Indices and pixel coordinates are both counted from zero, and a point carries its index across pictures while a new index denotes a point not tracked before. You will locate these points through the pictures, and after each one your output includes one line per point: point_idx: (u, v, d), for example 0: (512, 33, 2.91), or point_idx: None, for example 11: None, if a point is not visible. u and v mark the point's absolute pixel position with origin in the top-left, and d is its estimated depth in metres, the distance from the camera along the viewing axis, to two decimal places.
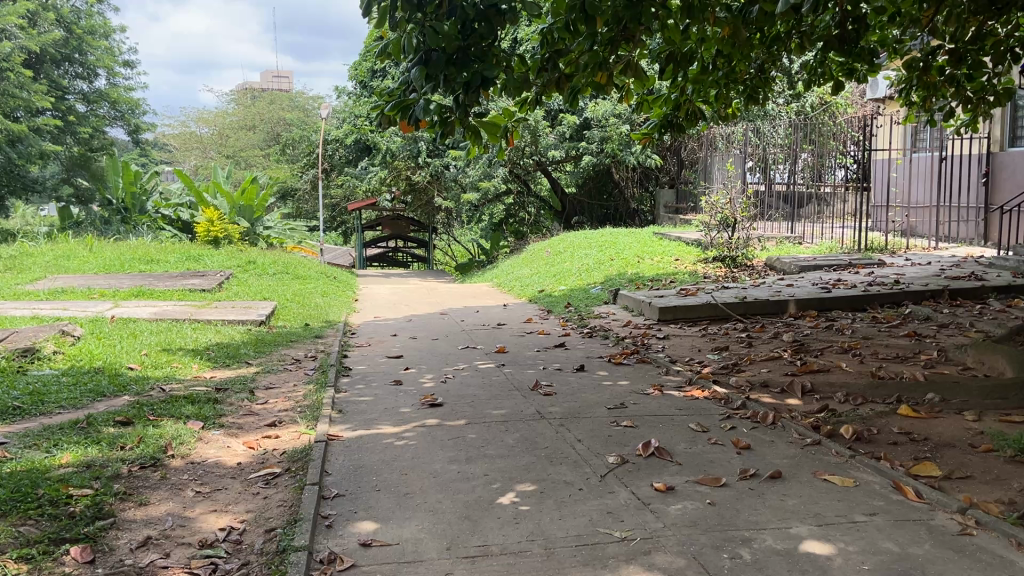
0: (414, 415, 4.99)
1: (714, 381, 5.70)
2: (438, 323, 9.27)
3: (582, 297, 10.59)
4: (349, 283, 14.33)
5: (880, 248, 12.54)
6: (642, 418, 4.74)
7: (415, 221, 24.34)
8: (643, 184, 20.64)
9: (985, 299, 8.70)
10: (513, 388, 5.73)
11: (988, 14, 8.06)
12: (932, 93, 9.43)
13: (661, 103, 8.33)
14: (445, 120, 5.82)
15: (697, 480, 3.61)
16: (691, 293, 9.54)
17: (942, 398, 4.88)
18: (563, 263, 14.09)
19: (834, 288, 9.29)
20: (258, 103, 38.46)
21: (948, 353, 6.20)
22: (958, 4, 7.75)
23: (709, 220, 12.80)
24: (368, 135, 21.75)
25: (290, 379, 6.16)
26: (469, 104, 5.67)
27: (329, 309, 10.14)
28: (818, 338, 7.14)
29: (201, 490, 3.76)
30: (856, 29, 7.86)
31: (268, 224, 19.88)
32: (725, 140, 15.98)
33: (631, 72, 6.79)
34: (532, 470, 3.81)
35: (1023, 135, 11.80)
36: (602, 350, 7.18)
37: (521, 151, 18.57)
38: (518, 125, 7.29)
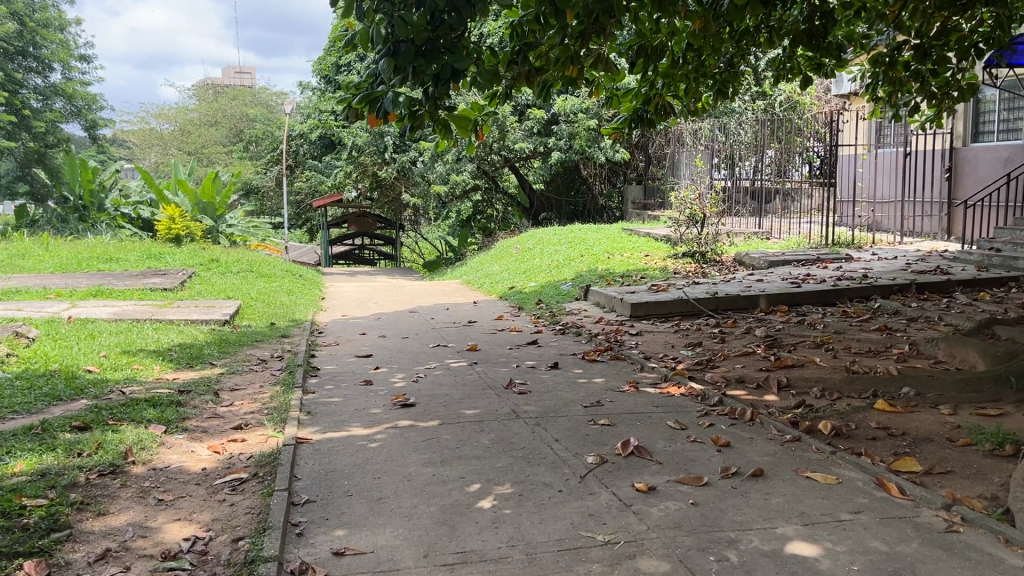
0: (385, 416, 4.85)
1: (689, 377, 5.64)
2: (407, 321, 9.12)
3: (553, 294, 10.51)
4: (316, 281, 14.09)
5: (847, 242, 12.65)
6: (619, 416, 4.65)
7: (382, 218, 24.08)
8: (612, 181, 20.67)
9: (951, 293, 8.77)
10: (486, 386, 5.61)
11: (953, 9, 8.12)
12: (898, 88, 9.51)
13: (631, 97, 8.26)
14: (416, 113, 5.71)
15: (678, 479, 3.53)
16: (662, 288, 9.50)
17: (917, 392, 4.87)
18: (532, 259, 14.00)
19: (803, 283, 9.32)
20: (221, 99, 37.83)
21: (920, 347, 6.22)
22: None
23: (678, 216, 12.80)
24: (333, 130, 21.44)
25: (256, 380, 5.98)
26: (439, 97, 5.55)
27: (295, 308, 9.95)
28: (791, 333, 7.13)
29: (164, 498, 3.60)
30: (824, 23, 7.87)
31: (231, 222, 19.56)
32: (693, 136, 16.02)
33: (602, 65, 6.73)
34: (509, 471, 3.71)
35: (985, 130, 11.94)
36: (575, 347, 7.10)
37: (489, 147, 18.45)
38: (488, 118, 7.18)
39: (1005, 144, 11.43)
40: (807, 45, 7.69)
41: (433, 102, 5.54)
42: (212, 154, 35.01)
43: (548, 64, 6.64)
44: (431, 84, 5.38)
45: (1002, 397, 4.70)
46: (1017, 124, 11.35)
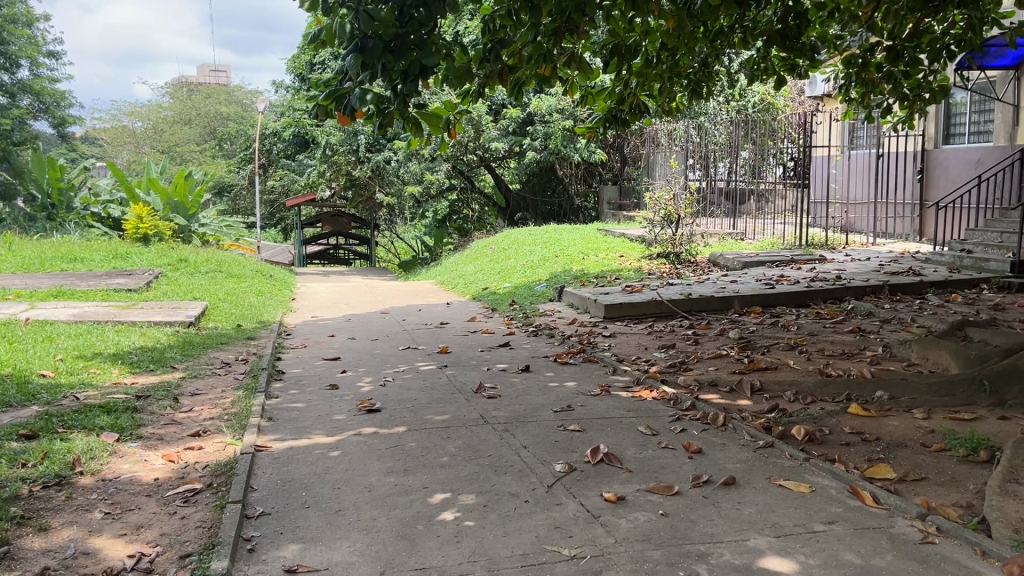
0: (350, 423, 4.71)
1: (662, 380, 5.55)
2: (378, 323, 8.97)
3: (526, 295, 10.40)
4: (287, 282, 13.87)
5: (821, 243, 12.67)
6: (589, 422, 4.54)
7: (357, 217, 23.82)
8: (587, 181, 20.61)
9: (924, 294, 8.77)
10: (455, 391, 5.48)
11: (925, 11, 8.11)
12: (871, 89, 9.51)
13: (605, 96, 8.16)
14: (385, 111, 5.57)
15: (648, 489, 3.42)
16: (636, 289, 9.41)
17: (891, 396, 4.80)
18: (507, 259, 13.87)
19: (777, 284, 9.28)
20: (194, 97, 37.36)
21: (894, 349, 6.17)
22: (896, 1, 7.81)
23: (653, 216, 12.75)
24: (306, 129, 21.17)
25: (218, 385, 5.80)
26: (408, 94, 5.42)
27: (264, 309, 9.74)
28: (764, 335, 7.07)
29: (111, 511, 3.42)
30: (798, 24, 7.82)
31: (204, 221, 19.26)
32: (668, 137, 15.99)
33: (575, 64, 6.62)
34: (474, 481, 3.58)
35: (955, 132, 11.99)
36: (547, 349, 6.99)
37: (464, 146, 18.30)
38: (460, 117, 7.05)
39: (976, 146, 11.47)
40: (780, 46, 7.69)
41: (403, 101, 5.41)
42: (184, 153, 34.51)
43: (520, 62, 6.53)
44: (400, 81, 5.25)
45: (975, 400, 4.65)
46: (987, 126, 11.38)
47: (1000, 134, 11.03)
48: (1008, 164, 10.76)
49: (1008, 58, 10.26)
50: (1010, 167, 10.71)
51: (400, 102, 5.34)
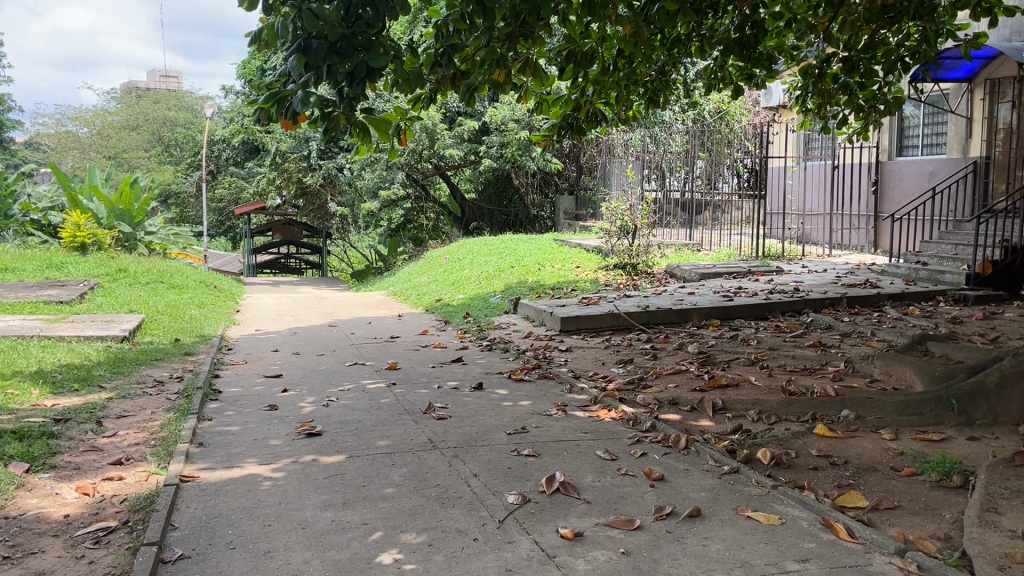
0: (288, 449, 4.37)
1: (620, 399, 5.31)
2: (325, 336, 8.60)
3: (481, 307, 10.12)
4: (233, 293, 13.36)
5: (776, 255, 12.64)
6: (545, 445, 4.26)
7: (308, 226, 23.31)
8: (543, 191, 20.47)
9: (881, 307, 8.72)
10: (402, 411, 5.16)
11: (881, 22, 8.05)
12: (827, 100, 9.45)
13: (561, 104, 7.92)
14: (330, 115, 5.25)
15: (607, 522, 3.16)
16: (593, 302, 9.19)
17: (856, 415, 4.63)
18: (461, 270, 13.58)
19: (735, 296, 9.16)
20: (143, 102, 36.44)
21: (856, 365, 6.03)
22: (852, 12, 7.75)
23: (610, 227, 12.57)
24: (255, 135, 20.64)
25: (148, 406, 5.40)
26: (354, 97, 5.12)
27: (206, 322, 9.29)
28: (724, 349, 6.89)
29: (8, 555, 3.04)
30: (756, 33, 7.72)
31: (150, 229, 18.64)
32: (625, 147, 15.90)
33: (530, 70, 6.39)
34: (419, 516, 3.28)
35: (909, 145, 12.05)
36: (501, 365, 6.71)
37: (419, 154, 17.96)
38: (412, 123, 6.76)
39: (930, 158, 11.51)
40: (738, 56, 7.63)
41: (349, 102, 5.10)
42: (132, 159, 33.57)
43: (474, 67, 6.28)
44: (346, 83, 4.94)
45: (942, 420, 4.50)
46: (941, 138, 11.44)
47: (954, 146, 11.08)
48: (961, 176, 10.82)
49: (962, 71, 10.31)
50: (964, 179, 10.78)
51: (347, 106, 5.04)
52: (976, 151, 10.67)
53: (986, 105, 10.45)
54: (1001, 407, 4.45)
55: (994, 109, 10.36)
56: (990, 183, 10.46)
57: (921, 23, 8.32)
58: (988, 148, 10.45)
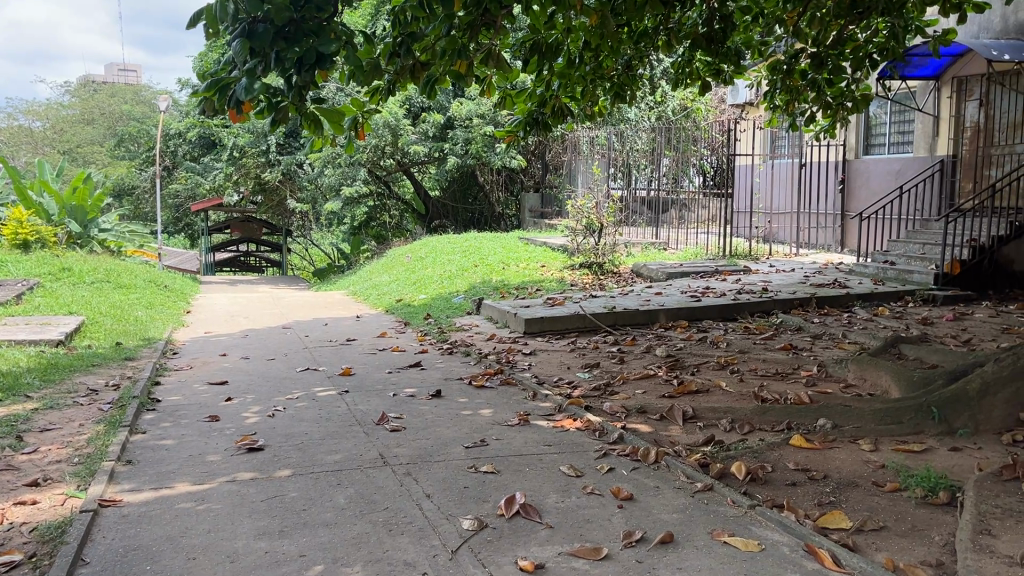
0: (225, 466, 4.01)
1: (586, 407, 5.01)
2: (278, 339, 8.20)
3: (443, 307, 9.77)
4: (185, 293, 12.83)
5: (743, 254, 12.49)
6: (504, 461, 3.96)
7: (268, 223, 22.74)
8: (508, 188, 20.22)
9: (850, 307, 8.55)
10: (353, 422, 4.82)
11: (850, 18, 7.87)
12: (795, 97, 9.26)
13: (525, 98, 7.59)
14: (278, 104, 4.88)
15: (572, 551, 2.87)
16: (558, 302, 8.89)
17: (834, 425, 4.39)
18: (423, 269, 13.22)
19: (703, 296, 8.94)
20: (98, 96, 35.44)
21: (829, 369, 5.82)
22: (821, 6, 7.54)
23: (575, 225, 12.31)
24: (211, 130, 20.03)
25: (77, 417, 4.98)
26: (304, 85, 4.76)
27: (152, 324, 8.81)
28: (693, 352, 6.65)
29: None
30: (723, 27, 7.51)
31: (104, 226, 18.00)
32: (590, 144, 15.69)
33: (493, 62, 6.06)
34: (363, 547, 2.95)
35: (875, 143, 11.96)
36: (462, 370, 6.39)
37: (381, 151, 17.55)
38: (369, 116, 6.40)
39: (896, 156, 11.43)
40: (707, 50, 7.39)
41: (299, 92, 4.73)
42: (87, 154, 32.55)
43: (434, 57, 5.92)
44: (294, 71, 4.56)
45: (923, 429, 4.27)
46: (908, 137, 11.35)
47: (921, 145, 11.00)
48: (929, 175, 10.74)
49: (929, 68, 10.23)
50: (931, 178, 10.70)
51: (296, 95, 4.68)
52: (943, 149, 10.59)
53: (954, 104, 10.38)
54: (982, 416, 4.23)
55: (962, 108, 10.29)
56: (957, 181, 10.38)
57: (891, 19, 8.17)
58: (955, 147, 10.38)
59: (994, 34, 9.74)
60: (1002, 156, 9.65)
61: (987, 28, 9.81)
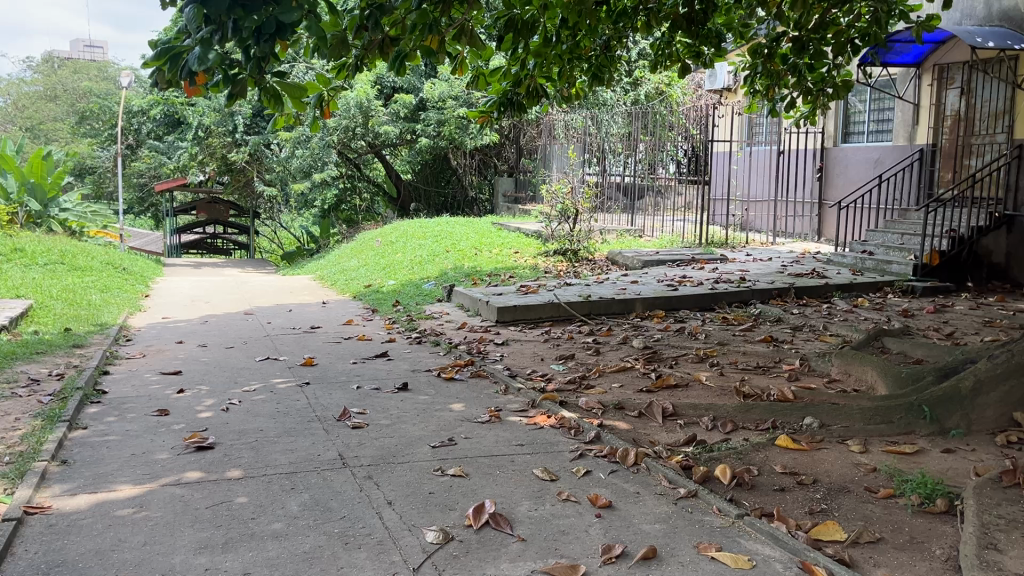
0: (171, 466, 3.68)
1: (560, 402, 4.75)
2: (240, 326, 7.84)
3: (413, 294, 9.45)
4: (145, 276, 12.36)
5: (720, 242, 12.31)
6: (474, 463, 3.68)
7: (235, 205, 22.19)
8: (482, 172, 19.71)
9: (829, 298, 8.39)
10: (312, 418, 4.51)
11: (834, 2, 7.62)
12: (775, 81, 9.01)
13: (499, 77, 7.23)
14: (236, 78, 4.55)
15: (546, 569, 2.61)
16: (532, 290, 8.62)
17: (821, 424, 4.17)
18: (394, 254, 12.87)
19: (680, 285, 8.73)
20: (61, 72, 34.45)
21: (811, 363, 5.62)
22: None
23: (550, 210, 12.04)
24: (175, 107, 19.41)
25: (12, 411, 4.61)
26: (263, 57, 4.42)
27: (107, 308, 8.39)
28: (670, 344, 6.42)
29: None
30: (704, 8, 7.23)
31: (65, 205, 17.37)
32: (566, 128, 15.40)
33: (466, 39, 5.75)
34: (314, 564, 2.66)
35: (854, 131, 11.82)
36: (431, 360, 6.10)
37: (351, 132, 17.11)
38: (336, 93, 6.05)
39: (875, 145, 11.30)
40: (688, 31, 7.10)
41: (258, 64, 4.40)
42: (48, 132, 31.61)
43: (404, 32, 5.57)
44: (252, 42, 4.20)
45: (913, 429, 4.06)
46: (886, 125, 11.20)
47: (901, 133, 10.84)
48: (907, 164, 10.61)
49: (911, 55, 10.09)
50: (909, 167, 10.56)
51: (254, 69, 4.35)
52: (922, 138, 10.45)
53: (934, 91, 10.22)
54: (975, 415, 4.04)
55: (942, 96, 10.13)
56: (936, 171, 10.24)
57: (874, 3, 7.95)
58: (935, 135, 10.23)
59: (977, 21, 9.58)
60: (982, 145, 9.52)
61: (969, 14, 9.67)
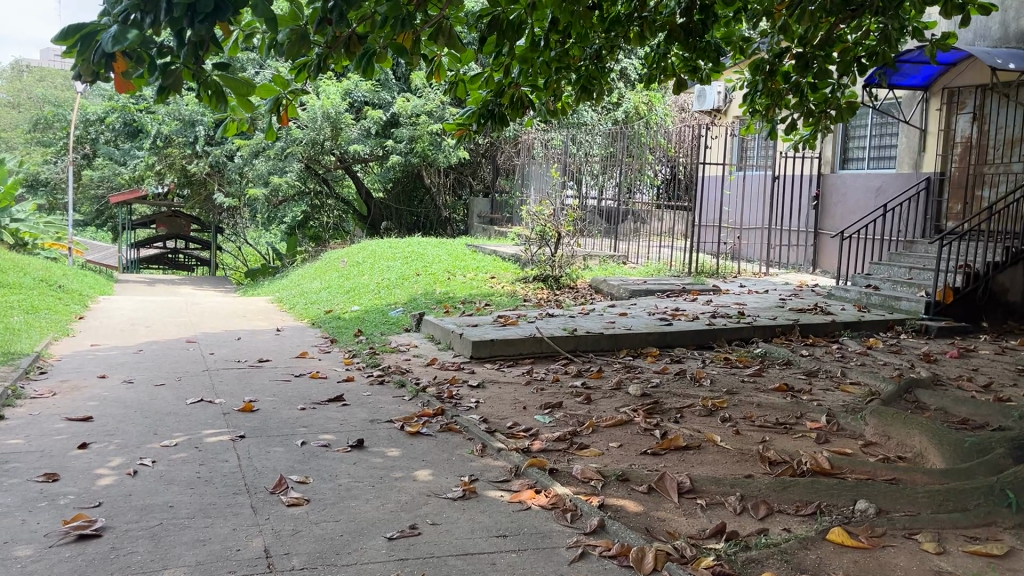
0: (35, 569, 2.73)
1: (550, 470, 3.86)
2: (178, 357, 6.86)
3: (378, 322, 8.56)
4: (84, 294, 11.26)
5: (710, 272, 11.58)
6: (444, 566, 2.80)
7: (196, 219, 21.12)
8: (456, 191, 18.79)
9: (837, 337, 7.61)
10: (239, 489, 3.58)
11: (842, 16, 6.50)
12: (775, 102, 8.01)
13: (479, 84, 6.30)
14: (167, 67, 3.63)
15: None
16: (510, 321, 7.73)
17: (879, 511, 3.33)
18: (359, 276, 11.94)
19: (674, 319, 7.91)
20: (24, 80, 33.30)
21: (840, 420, 4.81)
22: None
23: (529, 233, 11.19)
24: (132, 115, 18.31)
25: None
26: (201, 41, 3.49)
27: (25, 333, 7.33)
28: (670, 391, 5.57)
29: None
30: (702, 19, 6.30)
31: (14, 215, 16.22)
32: (545, 147, 14.61)
33: (444, 39, 4.86)
34: None
35: (853, 157, 11.21)
36: (394, 407, 5.20)
37: (319, 146, 16.17)
38: (298, 96, 5.15)
39: (877, 172, 10.66)
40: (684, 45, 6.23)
41: (193, 51, 3.46)
42: (6, 140, 30.29)
43: (372, 28, 4.68)
44: (186, 23, 3.31)
45: (995, 520, 3.24)
46: (888, 151, 10.59)
47: (905, 161, 10.20)
48: (913, 194, 9.95)
49: (919, 77, 9.48)
50: (915, 197, 9.89)
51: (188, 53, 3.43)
52: (929, 166, 9.81)
53: (943, 116, 9.61)
54: None
55: (951, 121, 9.54)
56: (944, 202, 9.62)
57: (882, 17, 6.76)
58: (943, 163, 9.60)
59: (992, 42, 9.08)
60: (996, 175, 8.95)
61: (984, 35, 9.16)
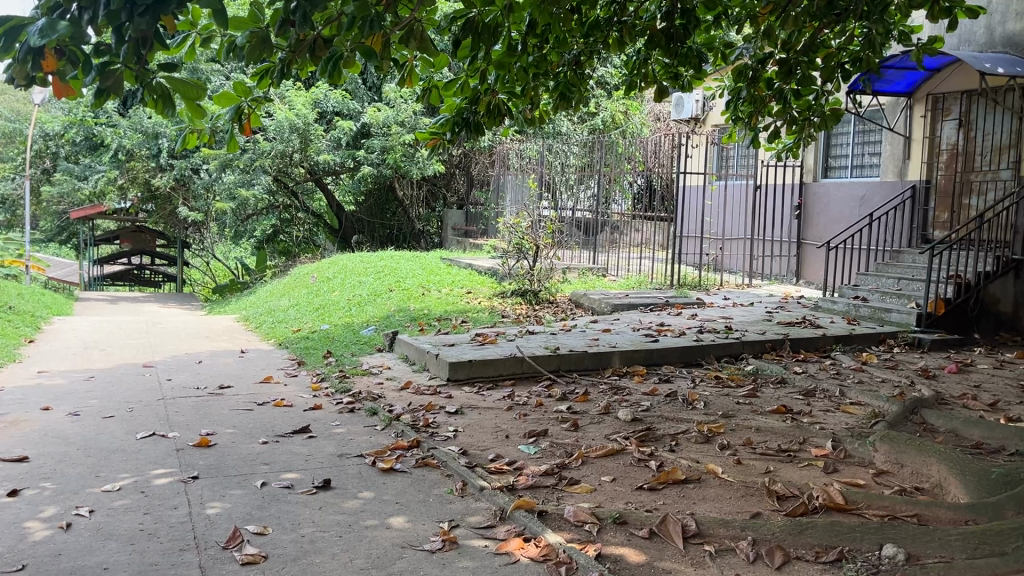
0: None
1: (539, 513, 3.46)
2: (132, 384, 6.38)
3: (349, 342, 8.12)
4: (36, 315, 10.63)
5: (692, 284, 11.28)
6: None
7: (161, 234, 20.45)
8: (429, 204, 18.38)
9: (829, 351, 7.31)
10: (188, 545, 3.15)
11: (825, 22, 6.17)
12: (757, 109, 7.50)
13: (453, 91, 5.85)
14: (106, 66, 3.13)
15: None
16: (489, 339, 7.32)
17: (908, 556, 2.99)
18: (330, 293, 11.46)
19: (660, 335, 7.56)
20: None
21: (847, 445, 4.47)
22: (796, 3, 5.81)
23: (506, 246, 10.81)
24: (92, 127, 17.66)
25: None
26: (145, 38, 3.02)
27: None
28: (661, 415, 5.20)
29: None
30: (685, 23, 5.92)
31: None
32: (520, 157, 14.25)
33: (416, 43, 4.47)
34: None
35: (835, 165, 11.00)
36: (366, 439, 4.78)
37: (288, 158, 15.70)
38: (260, 103, 4.69)
39: (860, 181, 10.45)
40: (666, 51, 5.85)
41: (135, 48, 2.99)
42: None
43: (339, 30, 4.26)
44: (125, 17, 2.84)
45: None
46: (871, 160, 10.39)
47: (889, 169, 9.99)
48: (898, 203, 9.74)
49: (903, 83, 9.28)
50: (901, 206, 9.69)
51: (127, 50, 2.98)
52: (914, 174, 9.61)
53: (928, 123, 9.41)
54: None
55: (936, 128, 9.33)
56: (930, 210, 9.41)
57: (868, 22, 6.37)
58: (929, 170, 9.41)
59: (977, 47, 8.91)
60: (983, 182, 8.75)
61: (969, 40, 9.00)
